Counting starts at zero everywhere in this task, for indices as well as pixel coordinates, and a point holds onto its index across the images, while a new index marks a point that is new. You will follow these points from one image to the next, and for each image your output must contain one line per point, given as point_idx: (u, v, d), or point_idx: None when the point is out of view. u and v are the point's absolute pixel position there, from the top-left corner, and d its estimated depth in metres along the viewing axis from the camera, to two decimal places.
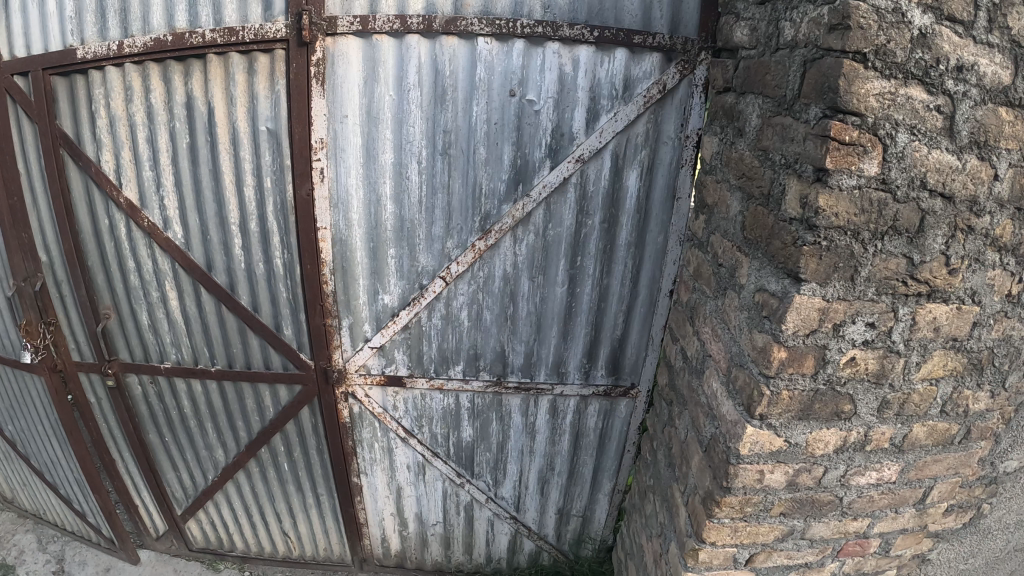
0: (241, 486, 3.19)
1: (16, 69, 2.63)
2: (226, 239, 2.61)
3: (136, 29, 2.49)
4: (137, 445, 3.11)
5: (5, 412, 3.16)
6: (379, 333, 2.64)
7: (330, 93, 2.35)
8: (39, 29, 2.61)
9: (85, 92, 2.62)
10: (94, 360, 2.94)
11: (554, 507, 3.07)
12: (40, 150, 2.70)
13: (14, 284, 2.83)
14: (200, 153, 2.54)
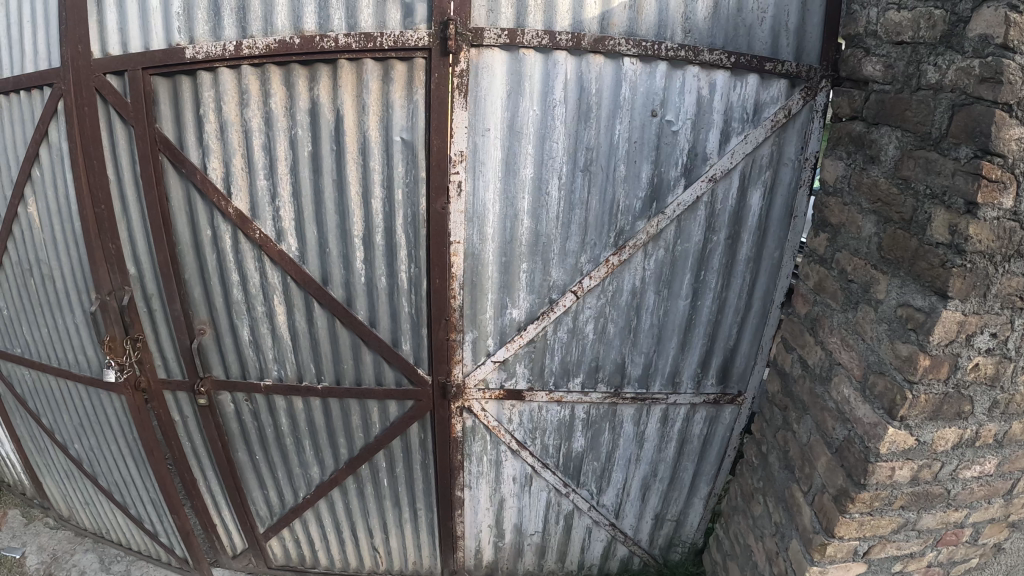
0: (335, 501, 3.18)
1: (107, 68, 2.52)
2: (347, 252, 2.51)
3: (256, 30, 2.34)
4: (225, 463, 3.09)
5: (73, 431, 3.20)
6: (503, 348, 2.64)
7: (472, 105, 2.30)
8: (140, 28, 2.47)
9: (191, 95, 2.48)
10: (183, 378, 2.90)
11: (651, 512, 3.11)
12: (136, 157, 2.58)
13: (97, 299, 2.78)
14: (323, 162, 2.41)
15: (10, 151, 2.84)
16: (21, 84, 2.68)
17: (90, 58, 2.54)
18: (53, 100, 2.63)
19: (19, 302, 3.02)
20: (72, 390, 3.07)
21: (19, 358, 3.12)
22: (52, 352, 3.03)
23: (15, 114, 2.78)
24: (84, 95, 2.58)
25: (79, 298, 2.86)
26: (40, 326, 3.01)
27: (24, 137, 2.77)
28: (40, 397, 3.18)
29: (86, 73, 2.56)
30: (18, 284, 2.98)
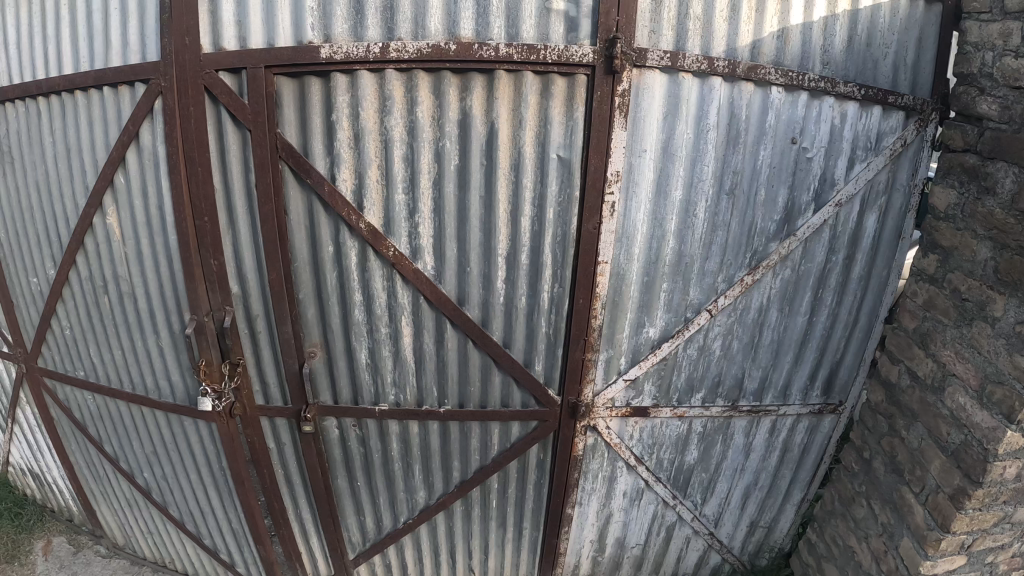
0: (438, 523, 3.12)
1: (220, 64, 2.27)
2: (488, 272, 2.41)
3: (404, 32, 2.16)
4: (323, 490, 2.99)
5: (142, 461, 3.21)
6: (635, 366, 2.67)
7: (631, 126, 2.30)
8: (262, 21, 2.23)
9: (322, 99, 2.24)
10: (285, 405, 2.75)
11: (747, 519, 3.20)
12: (252, 164, 2.34)
13: (194, 320, 2.60)
14: (471, 177, 2.28)
15: (85, 152, 2.68)
16: (108, 79, 2.51)
17: (199, 52, 2.29)
18: (151, 97, 2.40)
19: (93, 314, 2.95)
20: (147, 416, 3.04)
21: (92, 384, 3.09)
22: (127, 378, 2.99)
23: (95, 112, 2.61)
24: (191, 93, 2.33)
25: (167, 321, 2.72)
26: (117, 341, 2.93)
27: (106, 139, 2.62)
28: (113, 422, 3.17)
29: (193, 69, 2.30)
30: (91, 308, 2.94)
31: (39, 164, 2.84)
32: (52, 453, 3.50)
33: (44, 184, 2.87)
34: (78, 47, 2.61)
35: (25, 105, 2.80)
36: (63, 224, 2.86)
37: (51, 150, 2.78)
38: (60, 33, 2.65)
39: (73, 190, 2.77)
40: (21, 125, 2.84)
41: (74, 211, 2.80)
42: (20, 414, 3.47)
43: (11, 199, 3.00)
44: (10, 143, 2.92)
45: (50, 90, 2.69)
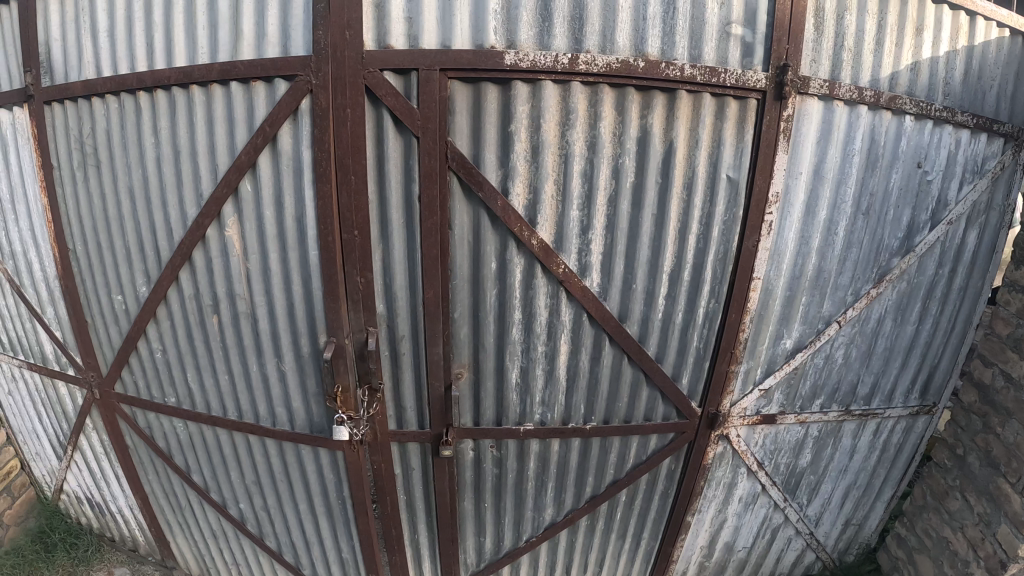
0: (558, 538, 3.13)
1: (387, 63, 2.06)
2: (653, 288, 2.45)
3: (592, 45, 2.10)
4: (449, 513, 2.92)
5: (241, 491, 3.10)
6: (770, 376, 2.80)
7: (791, 150, 2.41)
8: (437, 20, 2.05)
9: (499, 107, 2.11)
10: (421, 429, 2.63)
11: (843, 518, 3.35)
12: (415, 173, 2.16)
13: (331, 342, 2.39)
14: (646, 195, 2.30)
15: (200, 154, 2.46)
16: (238, 74, 2.26)
17: (361, 49, 2.07)
18: (298, 95, 2.15)
19: (197, 333, 2.76)
20: (252, 445, 2.90)
21: (187, 413, 2.96)
22: (229, 404, 2.84)
23: (217, 109, 2.38)
24: (348, 93, 2.10)
25: (294, 342, 2.51)
26: (225, 363, 2.74)
27: (231, 141, 2.39)
28: (211, 450, 3.06)
29: (352, 67, 2.08)
30: (192, 328, 2.75)
31: (138, 168, 2.67)
32: (116, 484, 3.64)
33: (141, 190, 2.70)
34: (196, 37, 2.39)
35: (125, 100, 2.62)
36: (165, 234, 2.68)
37: (155, 152, 2.60)
38: (174, 22, 2.44)
39: (180, 197, 2.57)
40: (119, 126, 2.70)
41: (182, 221, 2.60)
42: (85, 445, 3.61)
43: (91, 209, 2.94)
44: (100, 145, 2.78)
45: (154, 83, 2.49)
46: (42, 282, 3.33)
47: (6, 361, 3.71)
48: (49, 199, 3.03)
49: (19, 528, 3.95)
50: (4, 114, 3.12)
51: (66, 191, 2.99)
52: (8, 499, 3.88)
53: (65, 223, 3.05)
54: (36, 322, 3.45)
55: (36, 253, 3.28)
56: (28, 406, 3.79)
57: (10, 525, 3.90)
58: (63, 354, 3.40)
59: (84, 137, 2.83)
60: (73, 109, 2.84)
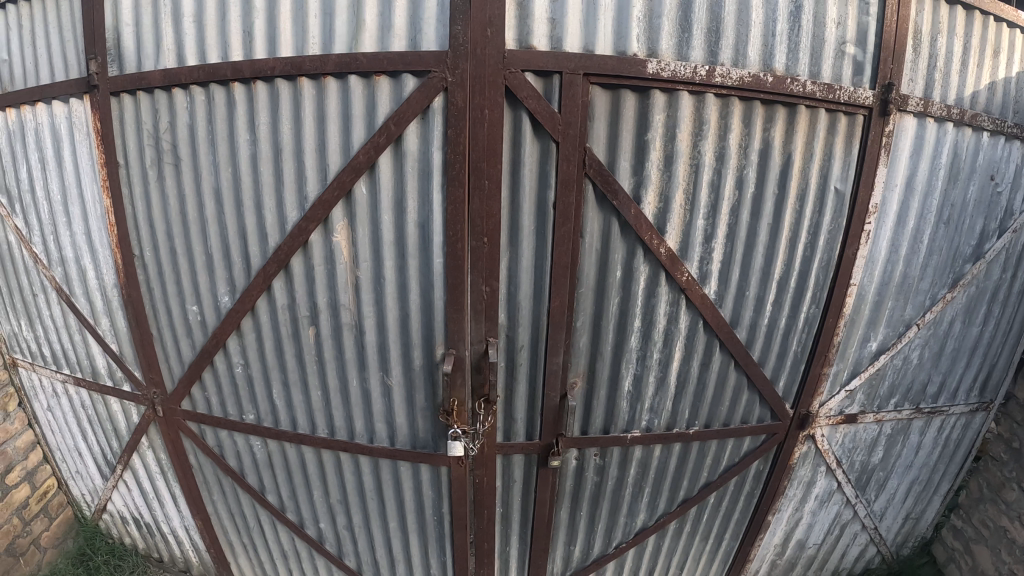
0: (644, 544, 3.18)
1: (532, 63, 1.99)
2: (762, 295, 2.55)
3: (726, 58, 2.14)
4: (546, 523, 2.92)
5: (322, 510, 3.03)
6: (856, 377, 2.92)
7: (889, 164, 2.54)
8: (580, 24, 2.00)
9: (636, 115, 2.12)
10: (530, 440, 2.60)
11: (904, 512, 3.49)
12: (552, 179, 2.11)
13: (450, 353, 2.31)
14: (765, 205, 2.39)
15: (307, 153, 2.26)
16: (361, 67, 2.07)
17: (503, 47, 1.98)
18: (431, 92, 2.03)
19: (289, 347, 2.61)
20: (342, 462, 2.81)
21: (268, 430, 2.84)
22: (319, 421, 2.73)
23: (330, 106, 2.18)
24: (487, 93, 2.01)
25: (405, 356, 2.41)
26: (320, 378, 2.60)
27: (345, 141, 2.21)
28: (292, 467, 2.95)
29: (494, 65, 1.99)
30: (284, 341, 2.60)
31: (229, 168, 2.52)
32: (171, 504, 3.59)
33: (230, 192, 2.54)
34: (306, 25, 2.17)
35: (216, 91, 2.45)
36: (257, 238, 2.52)
37: (252, 150, 2.43)
38: (279, 8, 2.21)
39: (279, 199, 2.39)
40: (206, 121, 2.54)
41: (279, 226, 2.43)
42: (138, 464, 3.54)
43: (166, 210, 2.79)
44: (181, 140, 2.63)
45: (254, 74, 2.28)
46: (98, 290, 3.16)
47: (46, 373, 3.63)
48: (112, 198, 2.88)
49: (57, 550, 3.94)
50: (57, 106, 3.02)
51: (133, 192, 2.85)
52: (46, 520, 3.88)
53: (129, 224, 2.91)
54: (87, 333, 3.31)
55: (90, 257, 3.13)
56: (69, 424, 3.73)
57: (48, 547, 3.88)
58: (119, 368, 3.28)
59: (161, 132, 2.67)
60: (148, 101, 2.69)
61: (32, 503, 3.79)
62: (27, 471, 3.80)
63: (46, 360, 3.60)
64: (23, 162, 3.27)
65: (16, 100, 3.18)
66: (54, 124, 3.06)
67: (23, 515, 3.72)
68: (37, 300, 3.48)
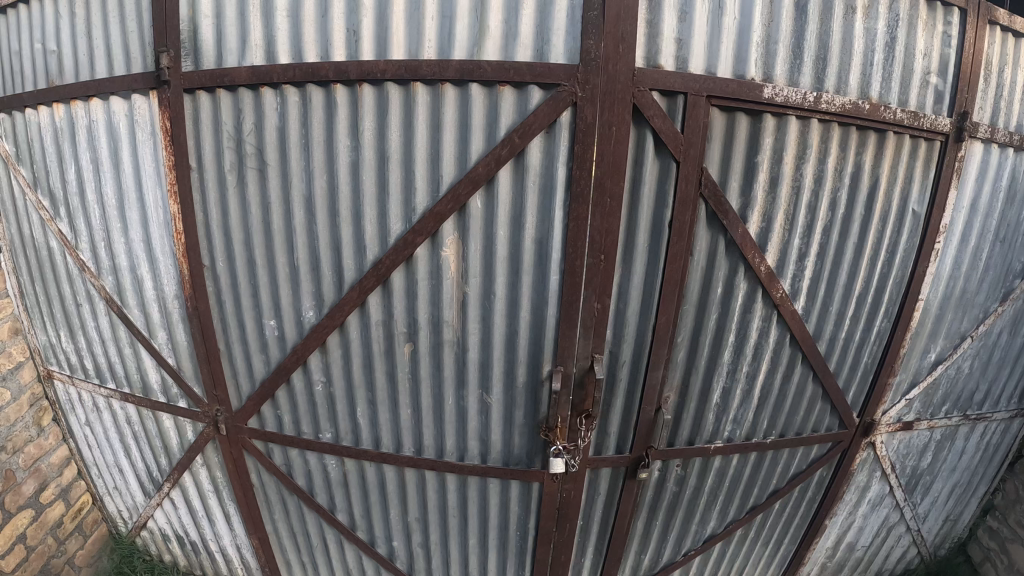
0: (710, 552, 3.29)
1: (660, 83, 2.13)
2: (843, 309, 2.75)
3: (831, 85, 2.38)
4: (624, 533, 3.00)
5: (398, 528, 2.99)
6: (915, 387, 3.05)
7: (958, 186, 2.70)
8: (705, 48, 2.18)
9: (749, 136, 2.33)
10: (620, 454, 2.72)
11: (944, 513, 3.65)
12: (670, 199, 2.28)
13: (560, 368, 2.38)
14: (853, 226, 2.61)
15: (419, 162, 2.18)
16: (484, 75, 2.06)
17: (633, 65, 2.09)
18: (560, 106, 2.07)
19: (379, 364, 2.52)
20: (425, 479, 2.78)
21: (347, 450, 2.74)
22: (404, 438, 2.67)
23: (446, 114, 2.13)
24: (616, 109, 2.10)
25: (508, 373, 2.44)
26: (411, 394, 2.55)
27: (461, 153, 2.17)
28: (369, 486, 2.88)
29: (624, 82, 2.09)
30: (375, 358, 2.50)
31: (325, 174, 2.32)
32: (222, 522, 3.46)
33: (324, 199, 2.34)
34: (421, 27, 2.10)
35: (314, 93, 2.25)
36: (353, 251, 2.36)
37: (352, 157, 2.26)
38: (390, 8, 2.12)
39: (381, 209, 2.27)
40: (299, 124, 2.32)
41: (377, 237, 2.31)
42: (189, 482, 3.39)
43: (245, 219, 2.55)
44: (269, 145, 2.39)
45: (361, 76, 2.15)
46: (156, 302, 2.99)
47: (86, 387, 3.44)
48: (180, 204, 2.63)
49: (92, 569, 3.77)
50: (117, 103, 2.80)
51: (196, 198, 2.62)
52: (80, 538, 3.70)
53: (200, 232, 2.66)
54: (139, 342, 3.13)
55: (148, 266, 2.95)
56: (110, 440, 3.54)
57: (82, 566, 3.71)
58: (175, 383, 3.12)
59: (244, 134, 2.44)
60: (230, 99, 2.44)
61: (66, 521, 3.60)
62: (62, 488, 3.62)
63: (88, 373, 3.41)
64: (71, 162, 3.04)
65: (67, 95, 2.94)
66: (111, 122, 2.85)
67: (57, 534, 3.54)
68: (81, 309, 3.28)
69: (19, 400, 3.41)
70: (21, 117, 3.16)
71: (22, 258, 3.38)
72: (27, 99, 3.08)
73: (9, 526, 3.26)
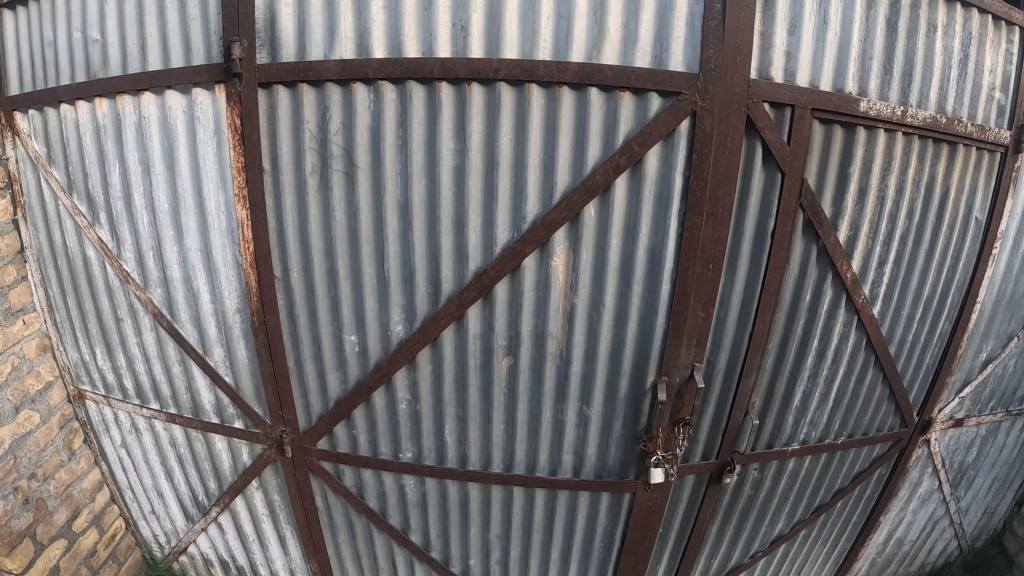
0: (773, 554, 3.35)
1: (772, 95, 2.20)
2: (912, 313, 2.88)
3: (914, 100, 2.53)
4: (700, 538, 3.06)
5: (478, 543, 2.93)
6: (968, 385, 3.20)
7: (1014, 196, 2.87)
8: (809, 61, 2.29)
9: (844, 146, 2.44)
10: (706, 460, 2.80)
11: (983, 507, 3.83)
12: (773, 209, 2.37)
13: (664, 378, 2.43)
14: (925, 233, 2.75)
15: (532, 170, 2.14)
16: (606, 80, 2.07)
17: (748, 76, 2.14)
18: (680, 115, 2.11)
19: (473, 380, 2.45)
20: (514, 494, 2.75)
21: (431, 469, 2.66)
22: (496, 453, 2.62)
23: (563, 119, 2.10)
24: (733, 118, 2.15)
25: (611, 382, 2.46)
26: (506, 408, 2.50)
27: (577, 159, 2.15)
28: (451, 504, 2.81)
29: (740, 91, 2.14)
30: (469, 372, 2.43)
31: (424, 179, 2.20)
32: (276, 546, 3.29)
33: (422, 207, 2.22)
34: (536, 27, 2.06)
35: (416, 91, 2.13)
36: (452, 261, 2.27)
37: (457, 160, 2.16)
38: (504, 5, 2.05)
39: (488, 215, 2.20)
40: (395, 123, 2.18)
41: (482, 246, 2.24)
42: (241, 505, 3.21)
43: (325, 226, 2.37)
44: (359, 146, 2.23)
45: (471, 75, 2.07)
46: (213, 317, 2.76)
47: (123, 408, 3.21)
48: (251, 210, 2.43)
49: None
50: (174, 98, 2.55)
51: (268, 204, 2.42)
52: (115, 565, 3.52)
53: (272, 240, 2.45)
54: (190, 359, 2.90)
55: (206, 278, 2.71)
56: (147, 464, 3.33)
57: None
58: (231, 403, 2.90)
59: (329, 133, 2.25)
60: (314, 95, 2.25)
61: (100, 550, 3.42)
62: (94, 515, 3.41)
63: (127, 394, 3.18)
64: (115, 164, 2.77)
65: (112, 88, 2.67)
66: (165, 119, 2.60)
67: (90, 564, 3.36)
68: (120, 325, 3.02)
69: (48, 423, 3.19)
70: (55, 114, 2.88)
71: (51, 269, 3.10)
72: (63, 94, 2.80)
73: (41, 559, 3.09)
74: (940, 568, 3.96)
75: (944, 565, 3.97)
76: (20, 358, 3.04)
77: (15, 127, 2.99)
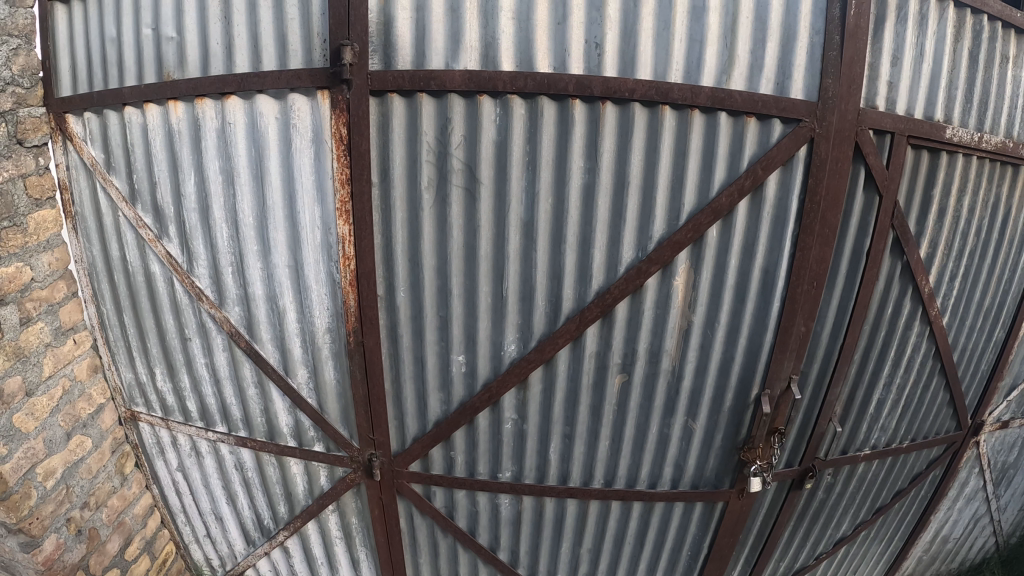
0: (834, 556, 3.48)
1: (877, 123, 2.27)
2: (974, 324, 3.05)
3: (988, 126, 2.67)
4: (777, 543, 3.13)
5: (566, 557, 2.92)
6: (1012, 390, 3.42)
7: None
8: (908, 88, 2.39)
9: (932, 168, 2.55)
10: (790, 467, 2.87)
11: (1017, 504, 4.09)
12: (870, 228, 2.43)
13: (767, 393, 2.48)
14: (988, 249, 2.92)
15: (660, 190, 2.19)
16: (735, 105, 2.10)
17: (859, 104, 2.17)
18: (800, 141, 2.14)
19: (585, 398, 2.48)
20: (609, 507, 2.75)
21: (532, 486, 2.66)
22: (597, 467, 2.65)
23: (693, 141, 2.15)
24: (845, 144, 2.19)
25: (717, 396, 2.51)
26: (613, 423, 2.54)
27: (703, 181, 2.19)
28: (544, 520, 2.80)
29: (852, 120, 2.17)
30: (581, 388, 2.45)
31: (550, 199, 2.22)
32: (347, 569, 3.16)
33: (548, 225, 2.24)
34: (671, 48, 2.08)
35: (548, 106, 2.12)
36: (574, 280, 2.30)
37: (586, 179, 2.19)
38: (639, 24, 2.07)
39: (614, 235, 2.24)
40: (523, 139, 2.17)
41: (605, 266, 2.27)
42: (312, 529, 3.07)
43: (440, 244, 2.32)
44: (482, 161, 2.20)
45: (606, 93, 2.08)
46: (299, 335, 2.63)
47: (184, 431, 3.02)
48: (357, 224, 2.32)
49: None
50: (266, 103, 2.37)
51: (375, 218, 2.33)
52: None
53: (378, 256, 2.37)
54: (268, 380, 2.75)
55: (293, 296, 2.57)
56: (206, 487, 3.15)
57: None
58: (313, 424, 2.78)
59: (451, 147, 2.21)
60: (434, 106, 2.19)
61: None
62: (147, 541, 3.21)
63: (189, 416, 3.00)
64: (190, 173, 2.57)
65: (191, 92, 2.45)
66: (254, 126, 2.41)
67: None
68: (187, 344, 2.84)
69: (100, 448, 2.97)
70: (116, 118, 2.63)
71: (105, 284, 2.87)
72: (129, 96, 2.56)
73: None
74: (977, 563, 4.20)
75: (980, 561, 4.21)
76: (70, 381, 2.82)
77: (66, 130, 2.71)
